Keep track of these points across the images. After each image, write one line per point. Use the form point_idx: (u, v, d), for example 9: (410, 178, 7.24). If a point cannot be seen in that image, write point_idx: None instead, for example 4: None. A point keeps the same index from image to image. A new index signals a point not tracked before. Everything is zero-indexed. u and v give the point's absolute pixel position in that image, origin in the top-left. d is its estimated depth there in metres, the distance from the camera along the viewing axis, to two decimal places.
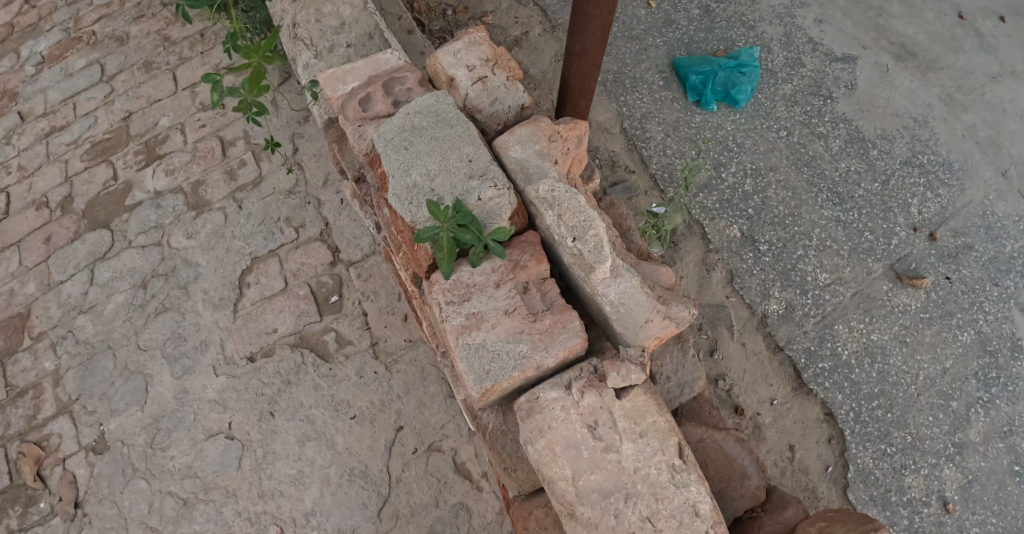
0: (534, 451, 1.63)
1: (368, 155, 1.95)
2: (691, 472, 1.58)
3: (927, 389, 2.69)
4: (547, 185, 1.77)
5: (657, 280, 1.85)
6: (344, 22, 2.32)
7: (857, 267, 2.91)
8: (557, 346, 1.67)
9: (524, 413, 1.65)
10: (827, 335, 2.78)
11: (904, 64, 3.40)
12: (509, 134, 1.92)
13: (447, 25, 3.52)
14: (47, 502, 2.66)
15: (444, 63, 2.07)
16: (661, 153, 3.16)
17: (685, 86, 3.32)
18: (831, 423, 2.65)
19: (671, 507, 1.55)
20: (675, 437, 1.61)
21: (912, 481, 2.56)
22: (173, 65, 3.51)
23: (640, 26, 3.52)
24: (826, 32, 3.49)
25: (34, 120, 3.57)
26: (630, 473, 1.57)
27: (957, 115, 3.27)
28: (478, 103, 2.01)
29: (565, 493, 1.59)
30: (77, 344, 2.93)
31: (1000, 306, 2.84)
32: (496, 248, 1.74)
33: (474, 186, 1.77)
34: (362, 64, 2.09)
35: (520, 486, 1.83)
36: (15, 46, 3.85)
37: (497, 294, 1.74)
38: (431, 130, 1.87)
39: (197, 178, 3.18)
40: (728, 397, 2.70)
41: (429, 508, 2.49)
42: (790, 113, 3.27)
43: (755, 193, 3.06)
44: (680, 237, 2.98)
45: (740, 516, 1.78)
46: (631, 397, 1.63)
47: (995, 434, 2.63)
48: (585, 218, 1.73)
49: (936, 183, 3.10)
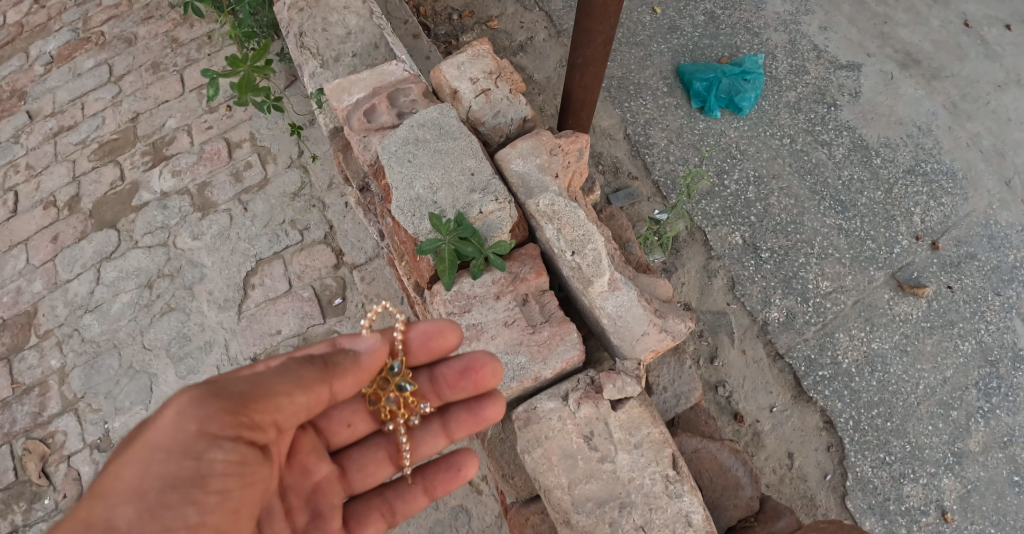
0: (532, 459, 1.65)
1: (372, 166, 1.98)
2: (685, 483, 1.60)
3: (927, 398, 2.70)
4: (547, 199, 1.79)
5: (655, 293, 1.87)
6: (350, 31, 2.35)
7: (858, 276, 2.92)
8: (554, 358, 1.71)
9: (521, 423, 1.67)
10: (828, 343, 2.79)
11: (909, 72, 3.41)
12: (510, 147, 1.94)
13: (453, 29, 3.55)
14: (51, 498, 2.70)
15: (448, 74, 2.09)
16: (664, 159, 3.18)
17: (689, 93, 3.34)
18: (830, 431, 2.67)
19: (665, 516, 1.57)
20: (669, 448, 1.63)
21: (911, 490, 2.57)
22: (180, 66, 3.54)
23: (645, 32, 3.54)
24: (830, 39, 3.50)
25: (42, 119, 3.61)
26: (625, 483, 1.60)
27: (961, 123, 3.28)
28: (481, 116, 2.05)
29: (560, 501, 1.61)
30: (83, 342, 2.96)
31: (1001, 316, 2.85)
32: (496, 260, 1.77)
33: (475, 199, 1.80)
34: (367, 75, 2.11)
35: (517, 492, 1.84)
36: (24, 47, 3.89)
37: (498, 305, 1.77)
38: (433, 143, 1.89)
39: (203, 179, 3.21)
40: (727, 404, 2.72)
41: (429, 510, 2.52)
42: (794, 120, 3.28)
43: (757, 200, 3.08)
44: (682, 244, 3.00)
45: (734, 525, 1.79)
46: (626, 409, 1.65)
47: (995, 444, 2.64)
48: (584, 232, 1.75)
49: (939, 192, 3.11)
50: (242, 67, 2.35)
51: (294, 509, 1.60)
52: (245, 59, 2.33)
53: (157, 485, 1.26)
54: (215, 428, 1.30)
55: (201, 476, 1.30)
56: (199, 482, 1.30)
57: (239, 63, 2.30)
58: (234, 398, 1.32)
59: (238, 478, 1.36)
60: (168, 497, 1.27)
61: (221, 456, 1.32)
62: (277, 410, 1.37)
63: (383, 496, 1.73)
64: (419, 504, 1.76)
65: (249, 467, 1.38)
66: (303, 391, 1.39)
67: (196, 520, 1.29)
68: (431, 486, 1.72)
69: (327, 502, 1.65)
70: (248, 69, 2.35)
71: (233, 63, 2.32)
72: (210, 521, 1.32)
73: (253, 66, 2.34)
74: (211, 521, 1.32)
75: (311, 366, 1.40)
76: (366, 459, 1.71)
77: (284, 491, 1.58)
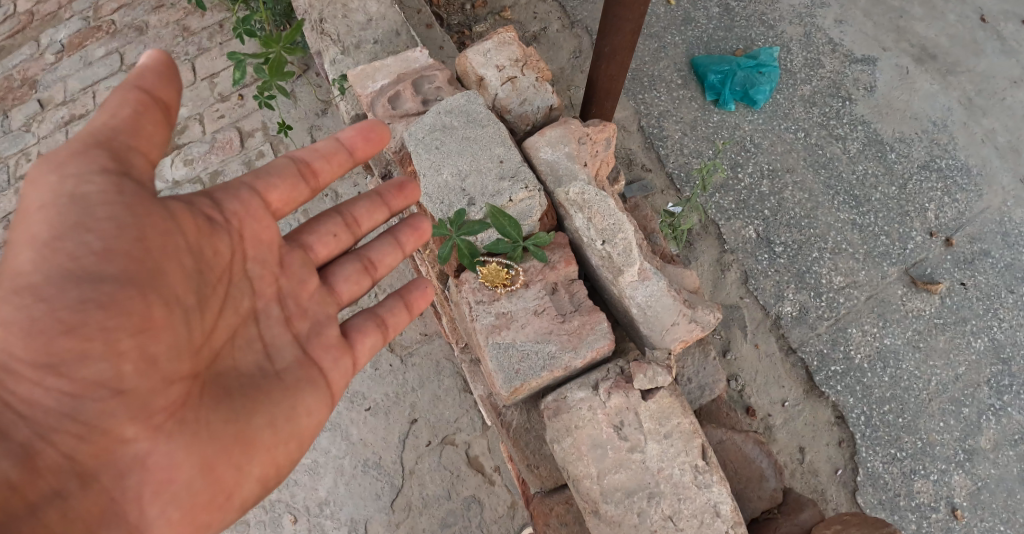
0: (561, 449, 1.65)
1: (398, 153, 2.01)
2: (713, 473, 1.61)
3: (939, 394, 2.69)
4: (577, 188, 1.79)
5: (683, 283, 1.86)
6: (370, 18, 2.34)
7: (872, 271, 2.90)
8: (585, 348, 1.70)
9: (552, 412, 1.67)
10: (840, 338, 2.78)
11: (924, 67, 3.38)
12: (538, 135, 1.93)
13: (466, 19, 3.53)
14: None
15: (474, 61, 2.08)
16: (678, 152, 3.16)
17: (704, 85, 3.31)
18: (842, 426, 2.66)
19: (694, 507, 1.57)
20: (699, 438, 1.63)
21: (922, 486, 2.57)
22: (192, 55, 3.53)
23: (659, 24, 3.50)
24: (846, 33, 3.47)
25: (53, 108, 3.59)
26: (654, 473, 1.59)
27: (977, 119, 3.25)
28: (507, 104, 2.04)
29: (589, 490, 1.60)
30: None
31: (1014, 314, 2.84)
32: (535, 252, 1.77)
33: (505, 187, 1.81)
34: (391, 61, 2.11)
35: (541, 482, 1.84)
36: (35, 34, 3.85)
37: (527, 294, 1.76)
38: (462, 130, 1.91)
39: (215, 168, 3.21)
40: (740, 398, 2.72)
41: (441, 500, 2.53)
42: (809, 114, 3.26)
43: (771, 194, 3.06)
44: (695, 237, 2.99)
45: (756, 516, 1.79)
46: (657, 399, 1.65)
47: (1007, 442, 2.63)
48: (614, 222, 1.76)
49: (954, 188, 3.09)
50: (274, 47, 2.29)
51: (294, 316, 1.58)
52: (278, 39, 2.28)
53: (51, 224, 1.24)
54: (78, 163, 1.26)
55: (88, 207, 1.26)
56: (87, 211, 1.26)
57: (273, 43, 2.25)
58: (70, 145, 1.28)
59: (130, 207, 1.30)
60: (61, 228, 1.25)
61: (97, 185, 1.27)
62: (121, 125, 1.30)
63: (373, 313, 1.69)
64: (402, 320, 1.73)
65: (133, 198, 1.31)
66: (126, 103, 1.31)
67: (102, 244, 1.27)
68: (408, 299, 1.73)
69: (315, 307, 1.61)
70: (279, 51, 2.30)
71: (266, 43, 2.26)
72: (124, 245, 1.29)
73: (286, 47, 2.28)
74: (130, 248, 1.30)
75: (128, 84, 1.32)
76: (351, 270, 1.69)
77: (281, 295, 1.57)
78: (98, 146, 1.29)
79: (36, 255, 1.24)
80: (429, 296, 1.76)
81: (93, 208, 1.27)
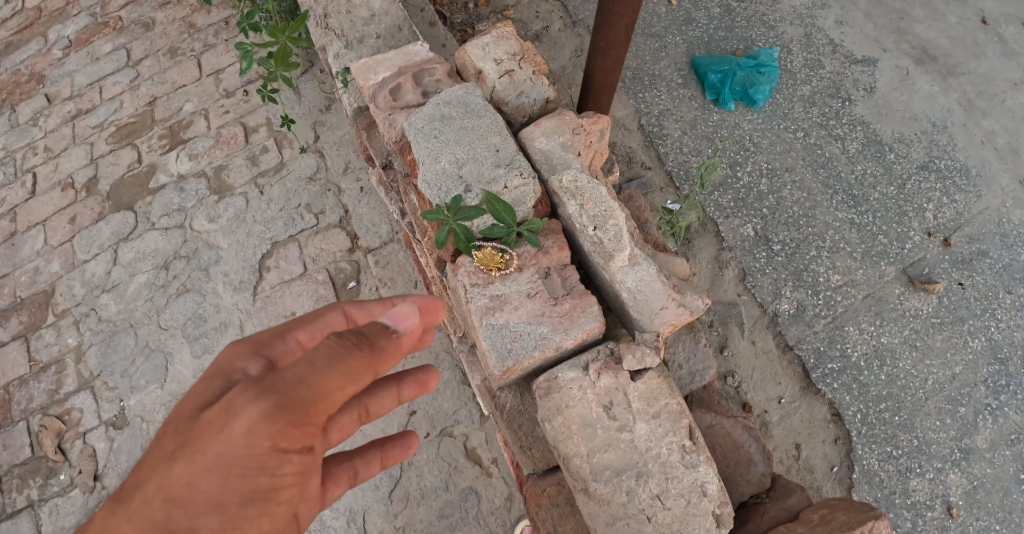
0: (552, 428, 1.69)
1: (397, 142, 2.02)
2: (701, 454, 1.64)
3: (935, 393, 2.72)
4: (570, 176, 1.84)
5: (674, 271, 1.90)
6: (374, 13, 2.38)
7: (870, 270, 2.93)
8: (576, 329, 1.73)
9: (542, 392, 1.70)
10: (837, 336, 2.81)
11: (924, 68, 3.41)
12: (534, 126, 1.98)
13: (469, 18, 3.58)
14: (67, 474, 2.76)
15: (473, 54, 2.12)
16: (678, 150, 3.20)
17: (703, 85, 3.35)
18: (838, 423, 2.69)
19: (680, 486, 1.61)
20: (687, 419, 1.67)
21: (917, 484, 2.59)
22: (198, 51, 3.58)
23: (660, 24, 3.54)
24: (846, 34, 3.50)
25: (60, 102, 3.63)
26: (642, 453, 1.63)
27: (976, 121, 3.28)
28: (506, 96, 2.07)
29: (580, 469, 1.65)
30: (100, 322, 3.01)
31: (1012, 315, 2.86)
32: (529, 237, 1.81)
33: (500, 174, 1.85)
34: (392, 54, 2.15)
35: (534, 465, 1.88)
36: (43, 30, 3.90)
37: (521, 278, 1.79)
38: (460, 119, 1.95)
39: (219, 163, 3.25)
40: (736, 394, 2.75)
41: (439, 492, 2.56)
42: (808, 114, 3.29)
43: (769, 193, 3.09)
44: (693, 234, 3.02)
45: (745, 501, 1.82)
46: (645, 380, 1.69)
47: (1002, 441, 2.66)
48: (606, 209, 1.80)
49: (953, 188, 3.11)
50: (279, 37, 2.36)
51: None
52: (283, 29, 2.34)
53: (237, 497, 1.19)
54: (289, 443, 1.19)
55: (277, 488, 1.22)
56: (276, 491, 1.22)
57: (279, 33, 2.31)
58: (296, 406, 1.16)
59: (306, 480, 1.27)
60: (247, 508, 1.20)
61: (293, 466, 1.22)
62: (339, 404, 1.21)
63: (350, 462, 1.49)
64: (372, 473, 1.54)
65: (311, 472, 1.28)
66: (356, 382, 1.21)
67: (272, 525, 1.26)
68: (387, 453, 1.54)
69: None
70: (284, 41, 2.36)
71: (272, 33, 2.32)
72: (285, 518, 1.28)
73: (291, 37, 2.35)
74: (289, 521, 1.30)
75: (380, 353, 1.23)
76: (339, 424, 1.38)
77: None
78: (319, 417, 1.20)
79: (210, 522, 1.18)
80: (407, 457, 1.58)
81: (281, 488, 1.23)
